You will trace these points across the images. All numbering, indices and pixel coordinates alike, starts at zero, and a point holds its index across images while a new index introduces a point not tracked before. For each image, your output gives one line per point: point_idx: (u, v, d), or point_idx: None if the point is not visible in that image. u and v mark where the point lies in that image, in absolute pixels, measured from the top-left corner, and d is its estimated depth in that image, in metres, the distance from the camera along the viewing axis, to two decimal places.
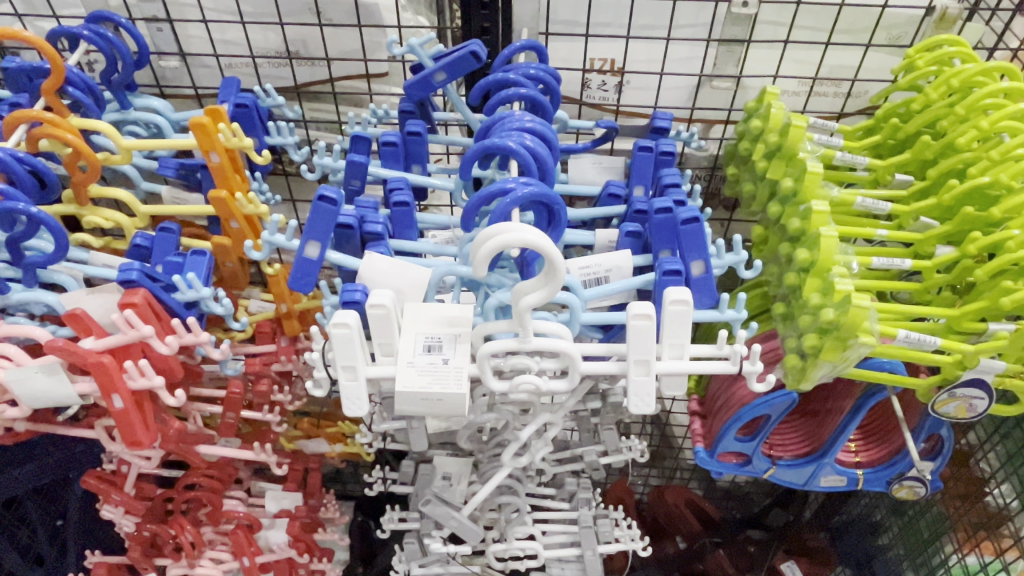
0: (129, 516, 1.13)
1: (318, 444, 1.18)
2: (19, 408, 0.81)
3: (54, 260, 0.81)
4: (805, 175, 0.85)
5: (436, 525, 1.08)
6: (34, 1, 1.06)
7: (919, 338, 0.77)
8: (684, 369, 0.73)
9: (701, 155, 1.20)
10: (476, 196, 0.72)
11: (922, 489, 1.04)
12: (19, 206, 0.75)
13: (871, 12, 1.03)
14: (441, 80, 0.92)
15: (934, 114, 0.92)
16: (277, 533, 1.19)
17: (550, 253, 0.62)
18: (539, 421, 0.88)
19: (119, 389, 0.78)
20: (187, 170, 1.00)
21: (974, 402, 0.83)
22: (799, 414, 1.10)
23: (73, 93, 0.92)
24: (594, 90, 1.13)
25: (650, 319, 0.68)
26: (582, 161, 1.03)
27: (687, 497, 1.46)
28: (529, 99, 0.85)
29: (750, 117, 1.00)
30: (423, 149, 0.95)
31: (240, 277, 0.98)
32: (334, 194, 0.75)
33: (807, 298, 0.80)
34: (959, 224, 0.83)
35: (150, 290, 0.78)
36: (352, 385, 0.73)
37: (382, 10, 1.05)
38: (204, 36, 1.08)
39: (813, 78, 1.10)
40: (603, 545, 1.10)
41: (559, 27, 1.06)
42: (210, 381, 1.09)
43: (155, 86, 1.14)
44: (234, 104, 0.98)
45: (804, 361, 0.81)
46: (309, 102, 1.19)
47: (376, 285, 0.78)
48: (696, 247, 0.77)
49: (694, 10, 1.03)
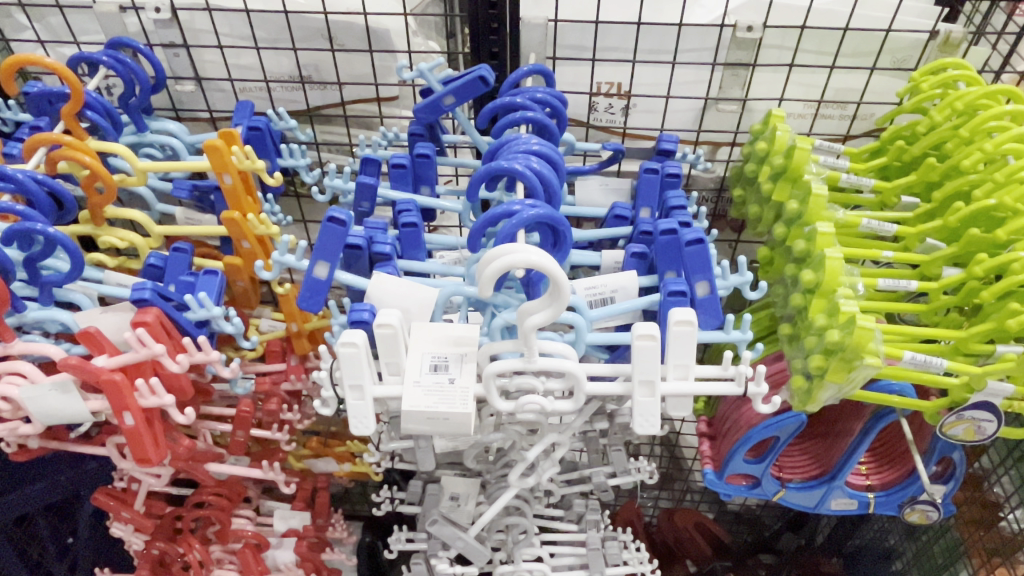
0: (139, 534, 1.13)
1: (327, 463, 1.19)
2: (32, 425, 0.82)
3: (69, 279, 0.83)
4: (810, 197, 0.86)
5: (444, 545, 1.07)
6: (56, 28, 1.09)
7: (925, 359, 0.77)
8: (689, 390, 0.73)
9: (708, 176, 1.21)
10: (482, 218, 0.73)
11: (933, 514, 1.03)
12: (36, 225, 0.77)
13: (874, 36, 1.04)
14: (450, 104, 0.94)
15: (938, 137, 0.93)
16: (286, 552, 1.19)
17: (554, 274, 0.63)
18: (546, 441, 0.87)
19: (129, 406, 0.79)
20: (201, 191, 1.01)
21: (983, 424, 0.83)
22: (810, 436, 1.09)
23: (92, 117, 0.94)
24: (602, 113, 1.14)
25: (654, 340, 0.68)
26: (588, 183, 1.04)
27: (696, 520, 1.45)
28: (536, 122, 0.86)
29: (756, 140, 1.01)
30: (432, 170, 0.96)
31: (251, 296, 0.99)
32: (343, 215, 0.77)
33: (813, 319, 0.80)
34: (965, 246, 0.83)
35: (161, 309, 0.80)
36: (359, 405, 0.74)
37: (393, 35, 1.08)
38: (219, 61, 1.11)
39: (819, 101, 1.10)
40: (612, 568, 1.10)
41: (567, 52, 1.08)
42: (220, 400, 1.10)
43: (171, 109, 1.16)
44: (248, 127, 1.00)
45: (810, 382, 0.81)
46: (321, 125, 1.21)
47: (384, 305, 0.78)
48: (702, 268, 0.78)
49: (700, 34, 1.04)
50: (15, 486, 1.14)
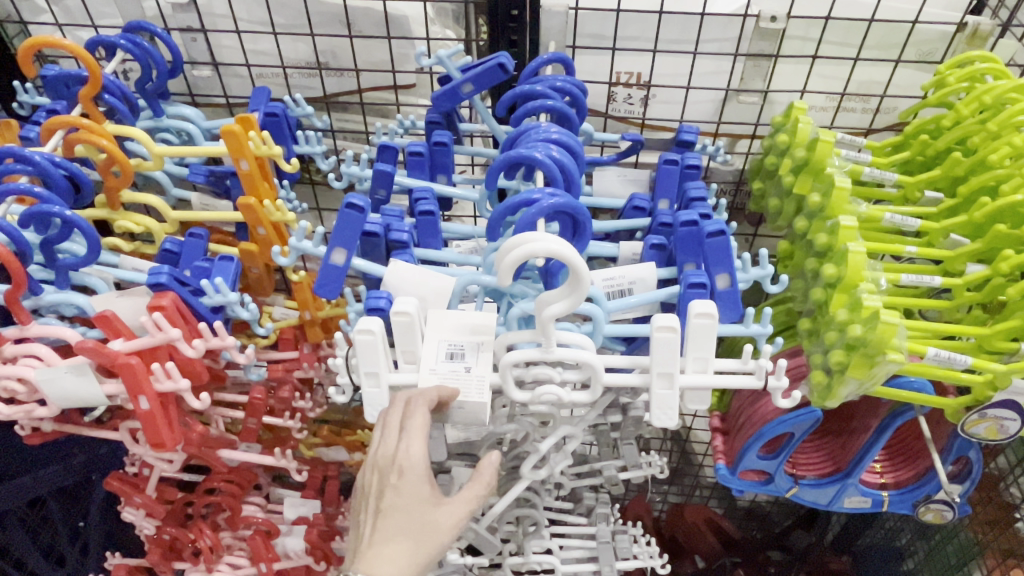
0: (150, 519, 1.14)
1: (338, 452, 1.20)
2: (47, 408, 0.82)
3: (86, 263, 0.83)
4: (833, 190, 0.84)
5: (454, 535, 1.07)
6: (73, 11, 1.09)
7: (949, 356, 0.75)
8: (707, 383, 0.72)
9: (727, 169, 1.20)
10: (501, 206, 0.72)
11: (949, 513, 1.02)
12: (54, 208, 0.77)
13: (900, 28, 1.03)
14: (468, 91, 0.93)
15: (965, 130, 0.91)
16: (296, 540, 1.20)
17: (574, 263, 0.62)
18: (559, 433, 0.86)
19: (145, 390, 0.79)
20: (217, 177, 1.01)
21: (1006, 423, 0.83)
22: (825, 433, 1.08)
23: (109, 100, 0.94)
24: (620, 104, 1.13)
25: (674, 331, 0.67)
26: (607, 174, 1.02)
27: (706, 516, 1.44)
28: (556, 111, 0.85)
29: (777, 132, 0.99)
30: (449, 159, 0.95)
31: (266, 283, 0.99)
32: (361, 202, 0.76)
33: (835, 313, 0.79)
34: (991, 242, 0.82)
35: (178, 293, 0.79)
36: (375, 393, 0.74)
37: (411, 22, 1.07)
38: (236, 46, 1.10)
39: (841, 93, 1.09)
40: (621, 561, 1.10)
41: (586, 41, 1.07)
42: (233, 386, 1.10)
43: (188, 94, 1.16)
44: (265, 113, 1.00)
45: (830, 377, 0.80)
46: (337, 112, 1.21)
47: (400, 293, 0.78)
48: (723, 260, 0.77)
49: (722, 24, 1.03)
50: (29, 469, 1.14)
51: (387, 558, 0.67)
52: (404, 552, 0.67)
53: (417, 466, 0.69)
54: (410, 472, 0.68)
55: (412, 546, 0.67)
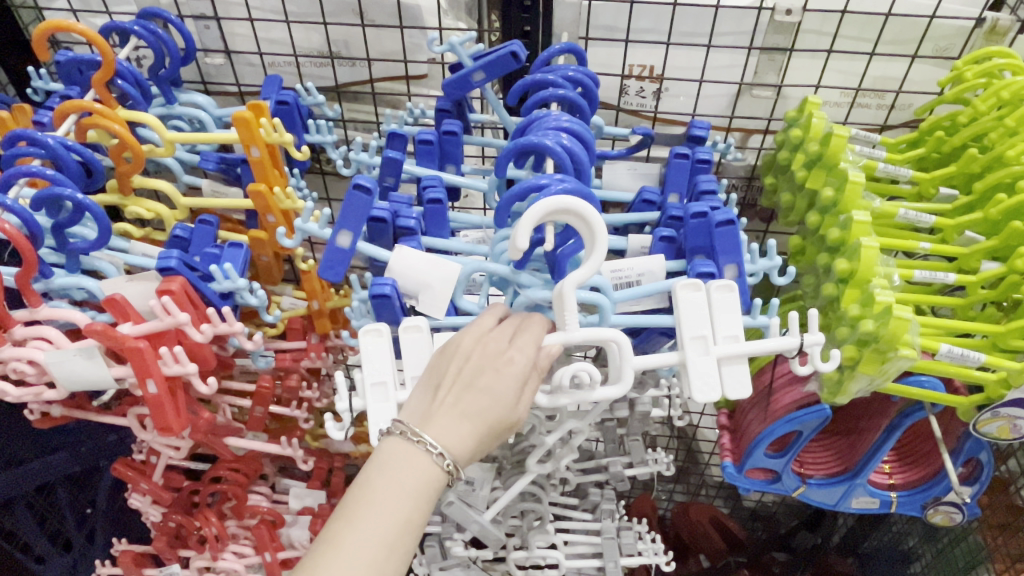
0: (156, 506, 1.15)
1: (343, 442, 1.20)
2: (56, 391, 0.82)
3: (96, 247, 0.83)
4: (847, 184, 0.84)
5: (458, 528, 1.06)
6: None
7: (962, 352, 0.75)
8: (742, 350, 0.70)
9: (739, 164, 1.19)
10: (510, 192, 0.72)
11: (958, 515, 1.01)
12: (66, 191, 0.77)
13: (918, 22, 1.01)
14: (480, 79, 0.93)
15: (981, 127, 0.91)
16: (300, 530, 1.21)
17: (593, 219, 0.65)
18: (564, 427, 0.84)
19: (153, 374, 0.79)
20: (227, 164, 1.01)
21: (1018, 422, 0.82)
22: (833, 433, 1.06)
23: (122, 85, 0.94)
24: (632, 97, 1.13)
25: (701, 288, 0.70)
26: (616, 167, 1.02)
27: (711, 514, 1.43)
28: (567, 101, 0.85)
29: (790, 127, 0.98)
30: (458, 149, 0.95)
31: (274, 272, 0.99)
32: (368, 183, 0.76)
33: (846, 308, 0.78)
34: (1005, 239, 0.81)
35: (187, 278, 0.80)
36: (383, 407, 0.72)
37: (424, 12, 1.07)
38: (249, 34, 1.10)
39: (856, 89, 1.08)
40: (626, 557, 1.09)
41: (599, 33, 1.06)
42: (241, 375, 1.10)
43: (200, 82, 1.16)
44: (276, 101, 1.00)
45: (841, 373, 0.79)
46: (348, 102, 1.21)
47: (406, 281, 0.77)
48: (731, 250, 0.76)
49: (737, 17, 1.02)
50: (38, 453, 1.15)
51: (453, 432, 0.63)
52: (471, 429, 0.64)
53: (513, 361, 0.66)
54: (508, 361, 0.66)
55: (480, 429, 0.64)
